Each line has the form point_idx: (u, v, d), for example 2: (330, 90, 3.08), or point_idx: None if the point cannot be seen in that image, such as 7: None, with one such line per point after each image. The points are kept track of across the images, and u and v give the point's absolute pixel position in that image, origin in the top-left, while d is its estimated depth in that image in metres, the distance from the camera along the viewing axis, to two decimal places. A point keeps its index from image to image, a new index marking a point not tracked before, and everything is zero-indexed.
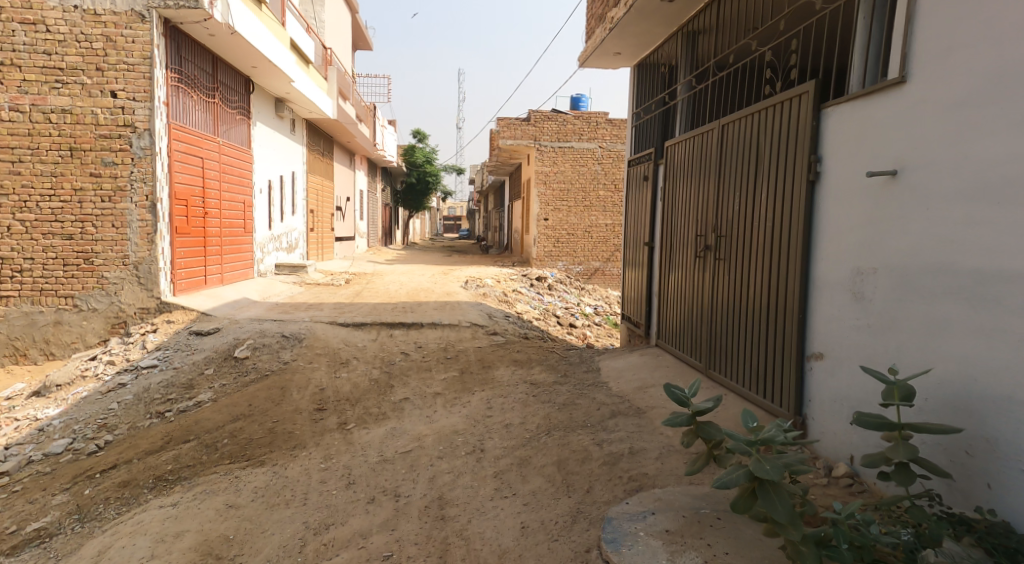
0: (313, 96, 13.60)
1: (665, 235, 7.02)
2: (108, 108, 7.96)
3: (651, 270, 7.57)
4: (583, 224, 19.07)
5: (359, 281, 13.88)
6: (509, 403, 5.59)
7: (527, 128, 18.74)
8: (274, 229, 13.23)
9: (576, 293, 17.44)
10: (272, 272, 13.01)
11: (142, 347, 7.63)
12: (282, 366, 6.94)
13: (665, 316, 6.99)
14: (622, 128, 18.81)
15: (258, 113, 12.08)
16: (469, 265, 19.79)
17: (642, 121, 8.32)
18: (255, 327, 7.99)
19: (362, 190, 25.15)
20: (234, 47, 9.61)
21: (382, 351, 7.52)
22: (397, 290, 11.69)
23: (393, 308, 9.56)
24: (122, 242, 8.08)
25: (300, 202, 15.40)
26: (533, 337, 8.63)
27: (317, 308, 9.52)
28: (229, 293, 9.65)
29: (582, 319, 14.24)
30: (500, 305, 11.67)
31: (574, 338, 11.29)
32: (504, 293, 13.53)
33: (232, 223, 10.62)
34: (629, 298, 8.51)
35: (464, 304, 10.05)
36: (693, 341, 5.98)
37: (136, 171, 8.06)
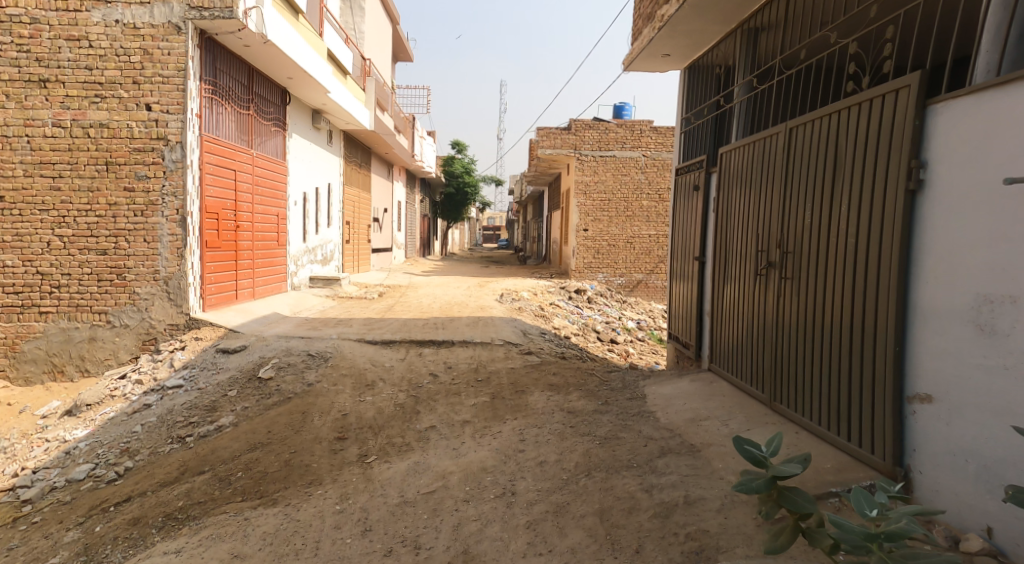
0: (350, 106, 13.38)
1: (716, 250, 6.47)
2: (142, 121, 7.60)
3: (699, 287, 6.99)
4: (624, 235, 18.40)
5: (393, 294, 13.61)
6: (544, 436, 5.06)
7: (568, 137, 18.29)
8: (309, 241, 13.08)
9: (618, 306, 16.77)
10: (305, 285, 12.86)
11: (170, 366, 7.25)
12: (306, 389, 6.58)
13: (716, 337, 6.42)
14: (666, 136, 18.12)
15: (294, 124, 11.90)
16: (506, 277, 19.34)
17: (694, 126, 7.66)
18: (283, 345, 7.69)
19: (400, 201, 25.07)
20: (271, 58, 9.39)
21: (411, 372, 7.09)
22: (431, 305, 11.30)
23: (425, 324, 9.14)
24: (153, 257, 7.71)
25: (336, 214, 15.24)
26: (572, 357, 8.07)
27: (347, 324, 9.19)
28: (259, 308, 9.41)
29: (624, 335, 13.57)
30: (538, 321, 11.15)
31: (616, 356, 10.66)
32: (542, 307, 13.01)
33: (267, 237, 10.50)
34: (675, 316, 7.93)
35: (499, 321, 9.57)
36: (753, 370, 5.36)
37: (168, 185, 7.67)
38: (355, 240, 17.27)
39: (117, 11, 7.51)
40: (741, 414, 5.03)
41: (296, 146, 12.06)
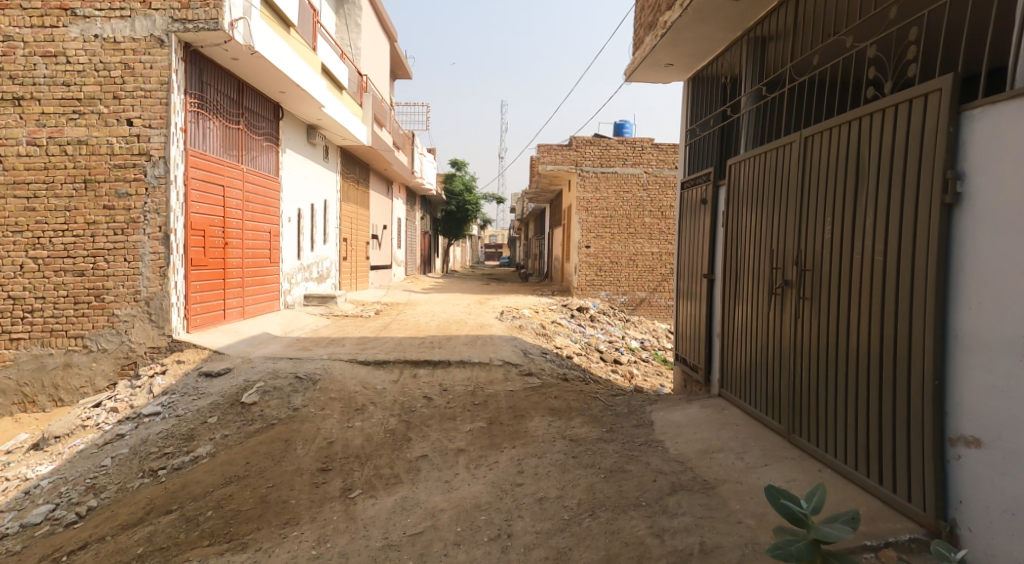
0: (345, 122, 13.15)
1: (726, 267, 6.12)
2: (123, 136, 7.31)
3: (707, 306, 6.63)
4: (627, 252, 18.08)
5: (390, 312, 13.26)
6: (544, 467, 4.65)
7: (569, 153, 18.06)
8: (303, 258, 12.77)
9: (621, 325, 16.40)
10: (300, 303, 12.52)
11: (148, 392, 6.89)
12: (291, 415, 6.17)
13: (727, 360, 6.04)
14: (668, 152, 17.87)
15: (288, 140, 11.66)
16: (507, 295, 19.01)
17: (700, 138, 7.33)
18: (269, 368, 7.31)
19: (400, 218, 24.83)
20: (260, 72, 9.15)
21: (403, 395, 6.69)
22: (429, 324, 10.92)
23: (420, 344, 8.75)
24: (133, 277, 7.40)
25: (332, 231, 14.94)
26: (574, 379, 7.68)
27: (339, 343, 8.81)
28: (248, 328, 9.07)
29: (628, 355, 13.17)
30: (538, 341, 10.76)
31: (620, 378, 10.25)
32: (543, 326, 12.63)
33: (258, 255, 10.18)
34: (682, 336, 7.55)
35: (498, 340, 9.18)
36: (768, 397, 4.99)
37: (150, 202, 7.39)
38: (352, 257, 16.97)
39: (97, 26, 7.27)
40: (758, 445, 4.62)
41: (290, 162, 11.79)
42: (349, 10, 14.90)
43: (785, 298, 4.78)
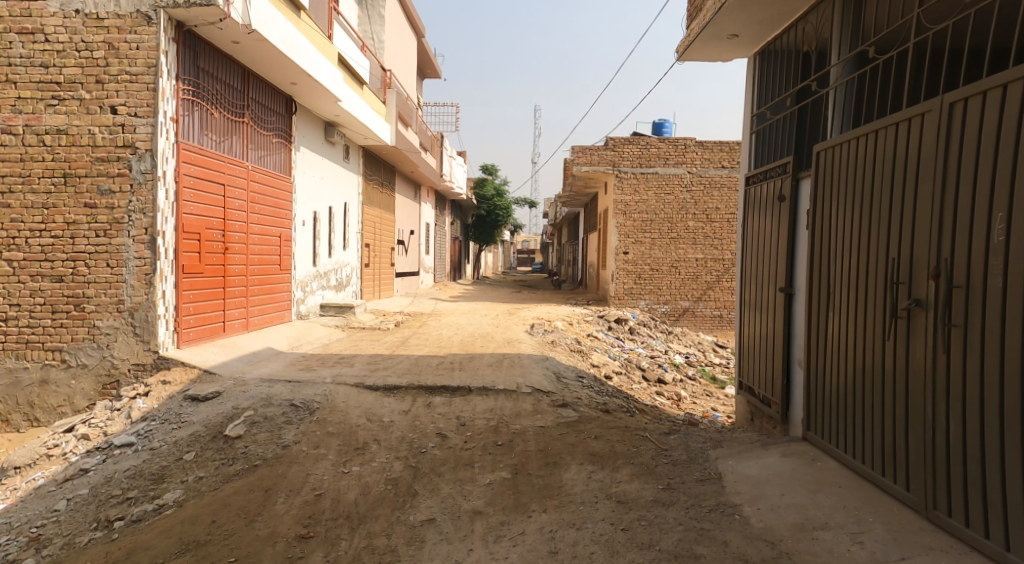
0: (365, 118, 12.26)
1: (812, 278, 4.89)
2: (106, 126, 6.48)
3: (783, 326, 5.40)
4: (669, 258, 16.78)
5: (412, 323, 12.29)
6: (585, 547, 3.54)
7: (605, 153, 16.88)
8: (320, 265, 11.90)
9: (663, 338, 15.15)
10: (315, 313, 11.65)
11: (125, 418, 5.95)
12: (280, 453, 5.16)
13: (814, 395, 4.81)
14: (714, 151, 16.54)
15: (302, 137, 10.80)
16: (539, 303, 17.91)
17: (771, 123, 6.11)
18: (263, 393, 6.32)
19: (428, 223, 23.96)
20: (266, 58, 8.28)
21: (414, 430, 5.62)
22: (452, 338, 9.88)
23: (439, 365, 7.68)
24: (117, 285, 6.53)
25: (353, 236, 14.09)
26: (618, 411, 6.51)
27: (349, 362, 7.80)
28: (249, 343, 8.17)
29: (672, 375, 11.92)
30: (573, 360, 9.62)
31: (667, 405, 9.02)
32: (578, 341, 11.48)
33: (265, 261, 9.29)
34: (747, 360, 6.31)
35: (528, 360, 8.06)
36: (884, 454, 3.77)
37: (135, 201, 6.53)
38: (376, 264, 16.09)
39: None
40: (880, 523, 3.40)
41: (304, 161, 10.93)
42: (371, 2, 14.08)
43: (915, 323, 3.55)
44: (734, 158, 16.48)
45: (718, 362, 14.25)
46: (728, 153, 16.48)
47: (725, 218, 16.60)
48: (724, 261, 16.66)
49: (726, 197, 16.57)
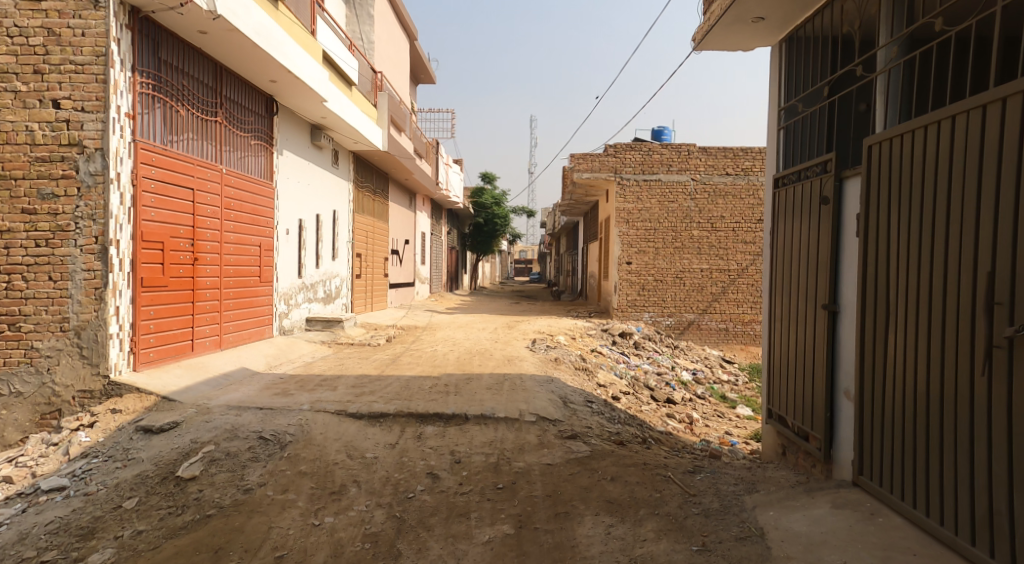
0: (353, 120, 11.58)
1: (864, 293, 4.13)
2: (48, 122, 5.78)
3: (825, 348, 4.63)
4: (673, 268, 16.08)
5: (404, 338, 11.54)
6: None
7: (606, 160, 16.20)
8: (306, 276, 11.16)
9: (669, 352, 14.43)
10: (300, 328, 10.89)
11: (63, 455, 5.18)
12: (239, 501, 4.41)
13: (868, 432, 4.05)
14: (719, 157, 15.88)
15: (285, 140, 10.10)
16: (537, 315, 17.18)
17: (805, 117, 5.30)
18: (228, 423, 5.56)
19: (424, 232, 23.25)
20: (238, 51, 7.60)
21: (401, 469, 4.86)
22: (446, 356, 9.12)
23: (431, 387, 6.91)
24: (61, 301, 5.80)
25: (343, 246, 13.36)
26: (633, 444, 5.76)
27: (331, 385, 7.04)
28: (220, 364, 7.41)
29: (681, 395, 11.18)
30: (577, 380, 8.86)
31: (681, 430, 8.25)
32: (581, 358, 10.73)
33: (240, 272, 8.58)
34: (776, 385, 5.54)
35: (530, 381, 7.29)
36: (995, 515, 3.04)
37: (83, 206, 5.82)
38: (368, 275, 15.36)
39: None
40: None
41: (287, 166, 10.21)
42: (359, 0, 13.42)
43: None
44: (739, 165, 15.83)
45: (727, 379, 13.53)
46: (733, 160, 15.84)
47: (731, 227, 15.92)
48: (730, 271, 15.96)
49: (731, 205, 15.89)
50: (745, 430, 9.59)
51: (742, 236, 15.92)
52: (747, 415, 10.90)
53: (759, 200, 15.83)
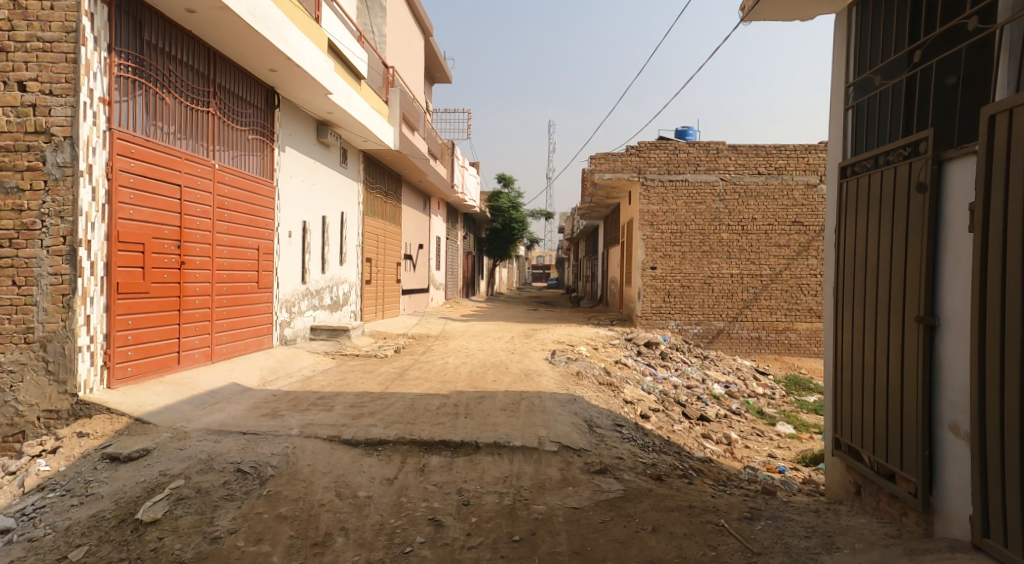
0: (362, 115, 10.91)
1: (982, 302, 3.25)
2: (13, 106, 5.12)
3: (919, 370, 3.75)
4: (701, 274, 15.14)
5: (415, 348, 10.79)
6: None
7: (630, 159, 15.33)
8: (311, 282, 10.48)
9: (698, 364, 13.52)
10: (304, 337, 10.20)
11: (17, 486, 4.40)
12: (203, 554, 3.65)
13: (994, 482, 3.15)
14: (750, 156, 14.94)
15: (288, 136, 9.44)
16: (557, 323, 16.35)
17: (884, 91, 4.41)
18: (205, 451, 4.80)
19: (439, 236, 22.56)
20: (233, 35, 6.95)
21: (398, 514, 4.06)
22: (458, 370, 8.33)
23: (439, 408, 6.13)
24: (25, 309, 5.08)
25: (352, 250, 12.68)
26: (673, 480, 4.92)
27: (328, 404, 6.29)
28: (208, 379, 6.70)
29: (714, 411, 10.28)
30: (603, 397, 8.01)
31: (721, 455, 7.36)
32: (605, 371, 9.88)
33: (234, 277, 7.88)
34: (844, 412, 4.65)
35: (550, 401, 6.48)
36: None
37: (49, 202, 5.12)
38: (379, 281, 14.67)
39: None
40: None
41: (290, 164, 9.55)
42: None
43: None
44: (772, 164, 14.86)
45: (763, 393, 12.56)
46: (765, 158, 14.89)
47: (763, 230, 14.95)
48: (762, 276, 14.97)
49: (763, 207, 14.92)
50: (789, 454, 8.66)
51: (775, 239, 14.93)
52: (788, 434, 9.99)
53: (794, 201, 14.83)
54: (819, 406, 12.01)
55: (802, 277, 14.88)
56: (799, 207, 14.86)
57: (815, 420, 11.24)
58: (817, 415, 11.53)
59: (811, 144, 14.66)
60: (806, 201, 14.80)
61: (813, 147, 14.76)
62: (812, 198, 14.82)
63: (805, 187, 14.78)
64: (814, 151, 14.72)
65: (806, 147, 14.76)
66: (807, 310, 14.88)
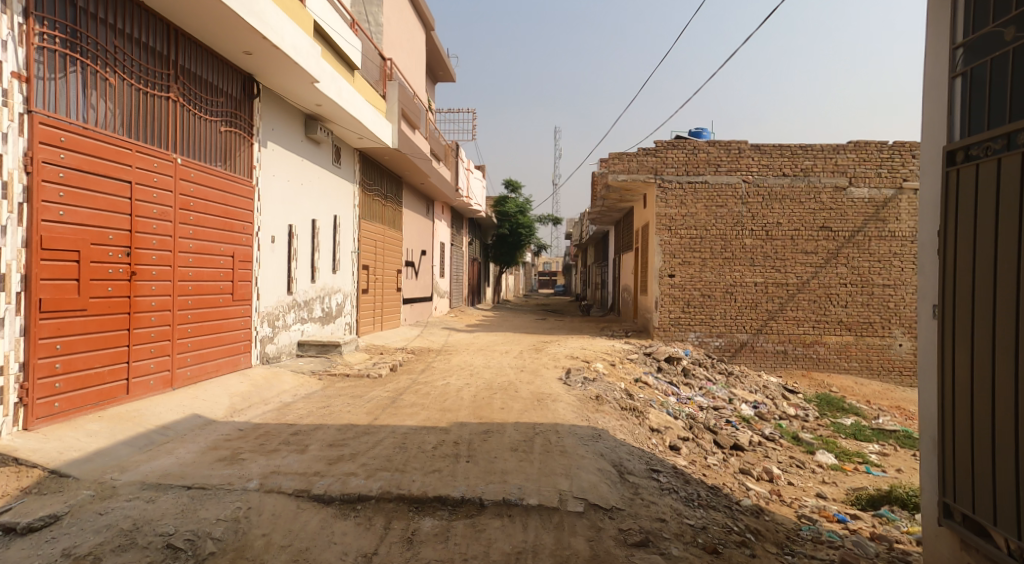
0: (355, 108, 9.90)
1: None
2: None
3: None
4: (723, 282, 14.02)
5: (414, 366, 9.73)
6: None
7: (645, 159, 14.22)
8: (298, 292, 9.46)
9: (723, 380, 12.44)
10: (289, 353, 9.17)
11: None
12: None
13: None
14: (775, 155, 13.80)
15: (271, 129, 8.45)
16: (567, 335, 15.24)
17: (1017, 48, 3.28)
18: (131, 517, 3.76)
19: (443, 242, 21.52)
20: (193, 6, 5.95)
21: None
22: (459, 394, 7.24)
23: (435, 447, 5.05)
24: None
25: (346, 256, 11.66)
26: (734, 555, 3.86)
27: (303, 442, 5.23)
28: (162, 410, 5.66)
29: (746, 439, 9.15)
30: (627, 428, 6.90)
31: (767, 501, 6.23)
32: (626, 394, 8.77)
33: (202, 289, 6.87)
34: (956, 469, 3.54)
35: (569, 437, 5.39)
36: None
37: None
38: (378, 289, 13.66)
39: None
40: None
41: (273, 161, 8.55)
42: None
43: None
44: (798, 165, 13.71)
45: (794, 415, 11.42)
46: (790, 158, 13.74)
47: (788, 236, 13.80)
48: (788, 286, 13.81)
49: (788, 210, 13.78)
50: (838, 494, 7.50)
51: (801, 245, 13.77)
52: (830, 466, 8.85)
53: (822, 204, 13.68)
54: (858, 430, 10.84)
55: (832, 286, 13.72)
56: (827, 211, 13.71)
57: (856, 447, 10.08)
58: (858, 441, 10.39)
59: (840, 143, 13.53)
60: (834, 204, 13.65)
61: (843, 146, 13.63)
62: (841, 201, 13.68)
63: (833, 189, 13.65)
64: (844, 151, 13.60)
65: (835, 146, 13.63)
66: (837, 322, 13.72)
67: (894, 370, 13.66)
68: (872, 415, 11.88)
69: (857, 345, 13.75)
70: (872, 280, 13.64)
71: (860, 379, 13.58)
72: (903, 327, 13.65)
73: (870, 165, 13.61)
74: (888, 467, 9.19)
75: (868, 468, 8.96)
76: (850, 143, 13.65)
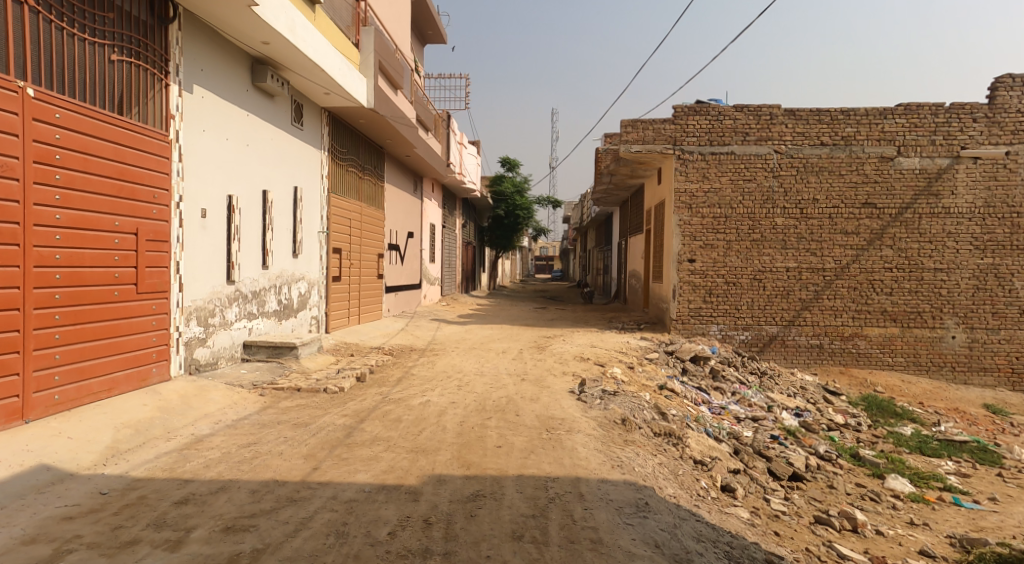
0: (316, 51, 7.92)
1: None
2: None
3: None
4: (751, 268, 11.77)
5: (387, 373, 7.78)
6: None
7: (662, 127, 11.99)
8: (243, 281, 7.53)
9: (757, 382, 10.57)
10: (230, 356, 7.25)
11: None
12: None
13: None
14: (811, 121, 11.51)
15: (198, 70, 6.50)
16: (570, 329, 13.22)
17: None
18: None
19: (433, 223, 19.46)
20: None
21: None
22: (439, 424, 5.27)
23: (393, 538, 3.15)
24: None
25: (312, 237, 9.72)
26: None
27: (186, 522, 3.30)
28: None
29: (802, 462, 7.14)
30: (670, 472, 4.98)
31: None
32: (656, 413, 6.83)
33: (81, 277, 4.97)
34: None
35: (602, 511, 3.51)
36: None
37: None
38: (354, 276, 11.74)
39: None
40: None
41: (200, 111, 6.56)
42: None
43: None
44: (838, 132, 11.45)
45: (844, 424, 9.48)
46: (830, 124, 11.48)
47: (826, 214, 11.56)
48: (825, 271, 11.59)
49: (827, 184, 11.52)
50: (944, 548, 5.44)
51: (840, 224, 11.53)
52: (910, 497, 6.84)
53: (865, 177, 11.43)
54: (923, 443, 8.89)
55: (875, 271, 11.47)
56: (871, 185, 11.46)
57: (929, 466, 8.10)
58: (927, 458, 8.45)
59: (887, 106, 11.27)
60: (880, 177, 11.39)
61: (890, 109, 11.37)
62: (888, 173, 11.42)
63: (878, 160, 11.39)
64: (891, 115, 11.34)
65: (882, 109, 11.37)
66: (880, 312, 11.50)
67: (945, 366, 11.39)
68: (931, 421, 9.96)
69: (903, 338, 11.51)
70: (921, 263, 11.38)
71: (907, 377, 11.39)
72: (956, 317, 11.37)
73: (922, 131, 11.31)
74: (978, 495, 7.17)
75: (956, 497, 6.93)
76: (899, 106, 11.37)
